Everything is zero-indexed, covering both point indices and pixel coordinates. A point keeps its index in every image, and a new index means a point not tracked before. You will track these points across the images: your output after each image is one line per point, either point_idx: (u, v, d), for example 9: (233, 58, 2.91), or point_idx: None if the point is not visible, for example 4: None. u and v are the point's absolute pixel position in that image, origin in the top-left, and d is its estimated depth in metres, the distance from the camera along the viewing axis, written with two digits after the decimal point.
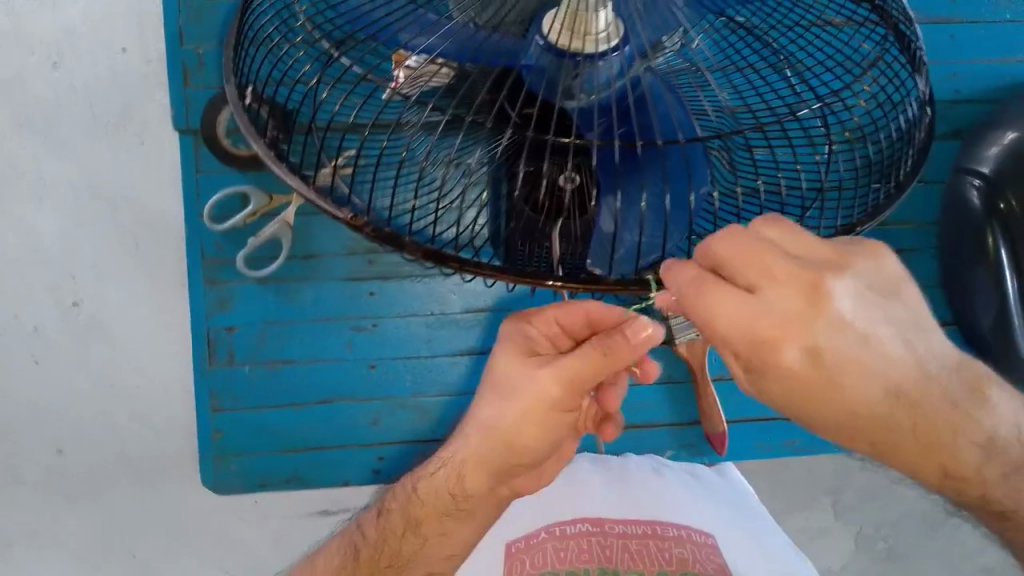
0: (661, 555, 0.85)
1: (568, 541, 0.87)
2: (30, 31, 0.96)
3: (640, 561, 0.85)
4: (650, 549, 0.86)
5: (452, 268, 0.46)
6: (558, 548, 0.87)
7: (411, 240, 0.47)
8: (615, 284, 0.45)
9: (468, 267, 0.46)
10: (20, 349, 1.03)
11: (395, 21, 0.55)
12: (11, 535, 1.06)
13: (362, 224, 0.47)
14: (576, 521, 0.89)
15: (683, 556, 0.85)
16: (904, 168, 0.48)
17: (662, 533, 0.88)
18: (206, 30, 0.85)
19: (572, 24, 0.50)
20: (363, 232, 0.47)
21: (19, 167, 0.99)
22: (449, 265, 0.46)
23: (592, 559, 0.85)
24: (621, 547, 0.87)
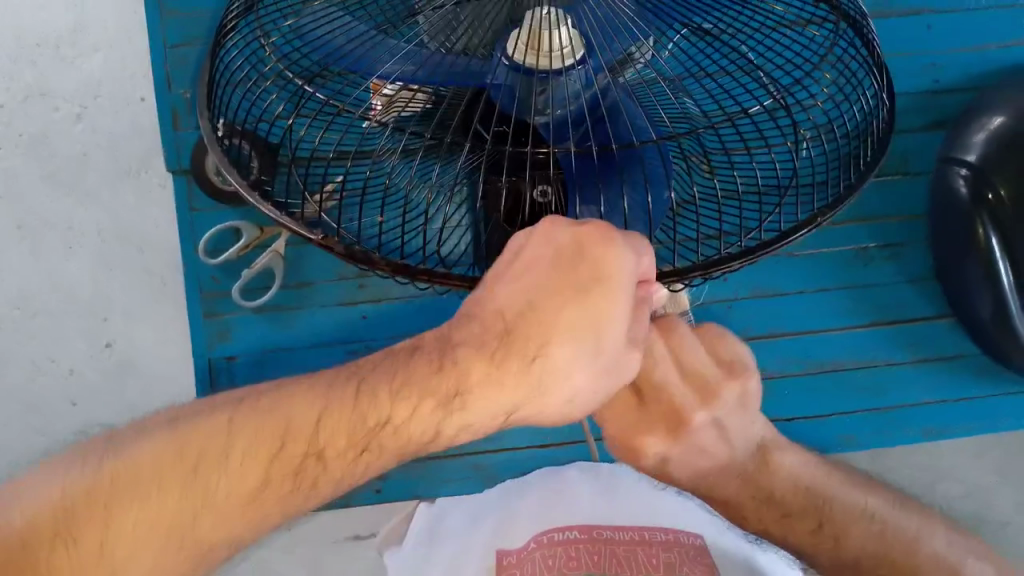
0: (649, 563, 0.86)
1: (556, 547, 0.89)
2: (55, 89, 1.01)
3: (628, 567, 0.86)
4: (636, 555, 0.87)
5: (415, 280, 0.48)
6: (546, 556, 0.88)
7: (380, 256, 0.50)
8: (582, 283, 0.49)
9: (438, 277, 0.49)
10: (58, 391, 1.08)
11: (356, 48, 0.57)
12: None
13: (333, 245, 0.50)
14: (562, 530, 0.91)
15: (670, 560, 0.86)
16: (867, 156, 0.50)
17: (650, 539, 0.89)
18: (189, 73, 0.88)
19: (535, 43, 0.52)
20: (334, 251, 0.50)
21: (52, 218, 1.04)
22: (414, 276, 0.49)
23: (581, 566, 0.87)
24: (609, 553, 0.88)
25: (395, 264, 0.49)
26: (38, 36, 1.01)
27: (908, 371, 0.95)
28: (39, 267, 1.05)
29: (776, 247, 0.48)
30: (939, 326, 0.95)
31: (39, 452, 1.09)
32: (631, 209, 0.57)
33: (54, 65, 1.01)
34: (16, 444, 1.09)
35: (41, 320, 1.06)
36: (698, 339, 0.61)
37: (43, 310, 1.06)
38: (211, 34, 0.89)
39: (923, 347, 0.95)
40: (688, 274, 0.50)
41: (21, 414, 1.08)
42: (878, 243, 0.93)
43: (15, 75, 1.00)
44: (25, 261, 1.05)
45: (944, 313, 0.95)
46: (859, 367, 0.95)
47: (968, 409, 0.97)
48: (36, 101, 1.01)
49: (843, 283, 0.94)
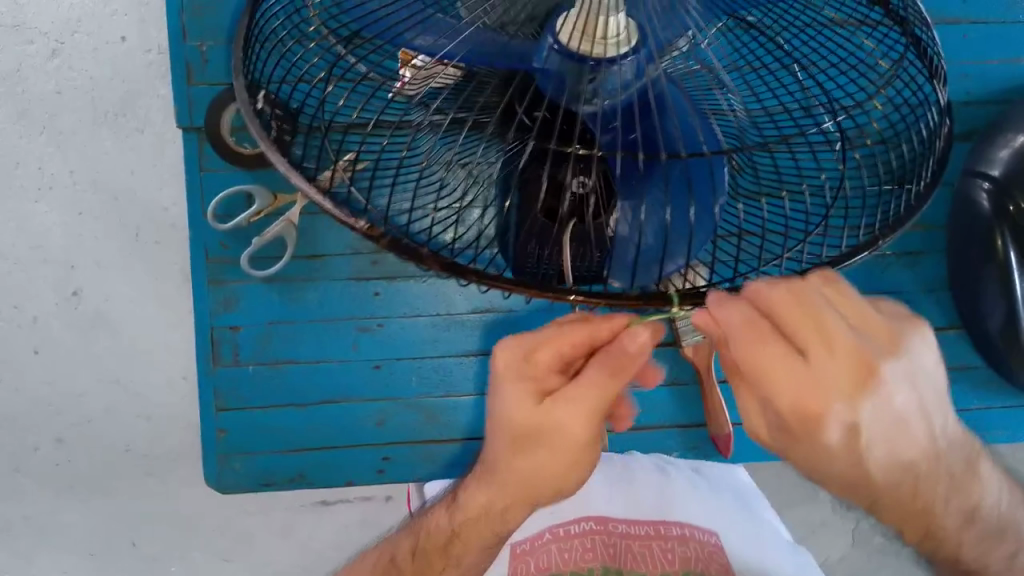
0: (666, 557, 0.91)
1: (571, 540, 0.92)
2: (29, 19, 0.93)
3: (647, 564, 0.90)
4: (653, 551, 0.91)
5: (472, 280, 0.44)
6: (561, 549, 0.91)
7: (429, 251, 0.45)
8: (642, 299, 0.44)
9: (488, 279, 0.44)
10: (19, 338, 1.03)
11: (403, 24, 0.54)
12: (12, 525, 1.08)
13: (378, 235, 0.45)
14: (579, 520, 0.93)
15: (687, 555, 0.91)
16: (923, 178, 0.46)
17: (664, 534, 0.93)
18: (208, 26, 0.83)
19: (590, 29, 0.50)
20: (380, 242, 0.45)
21: (17, 157, 0.96)
22: (466, 277, 0.44)
23: (595, 558, 0.91)
24: (625, 548, 0.92)
25: (447, 262, 0.44)
26: None
27: None
28: (6, 206, 0.98)
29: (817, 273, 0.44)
30: (952, 337, 0.96)
31: None
32: (673, 214, 0.52)
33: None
34: None
35: (6, 265, 1.00)
36: (826, 301, 0.48)
37: (8, 256, 1.00)
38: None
39: (933, 357, 0.96)
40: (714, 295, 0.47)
41: None
42: (896, 252, 0.93)
43: None
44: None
45: (954, 324, 0.96)
46: None
47: (967, 421, 0.98)
48: (10, 31, 0.93)
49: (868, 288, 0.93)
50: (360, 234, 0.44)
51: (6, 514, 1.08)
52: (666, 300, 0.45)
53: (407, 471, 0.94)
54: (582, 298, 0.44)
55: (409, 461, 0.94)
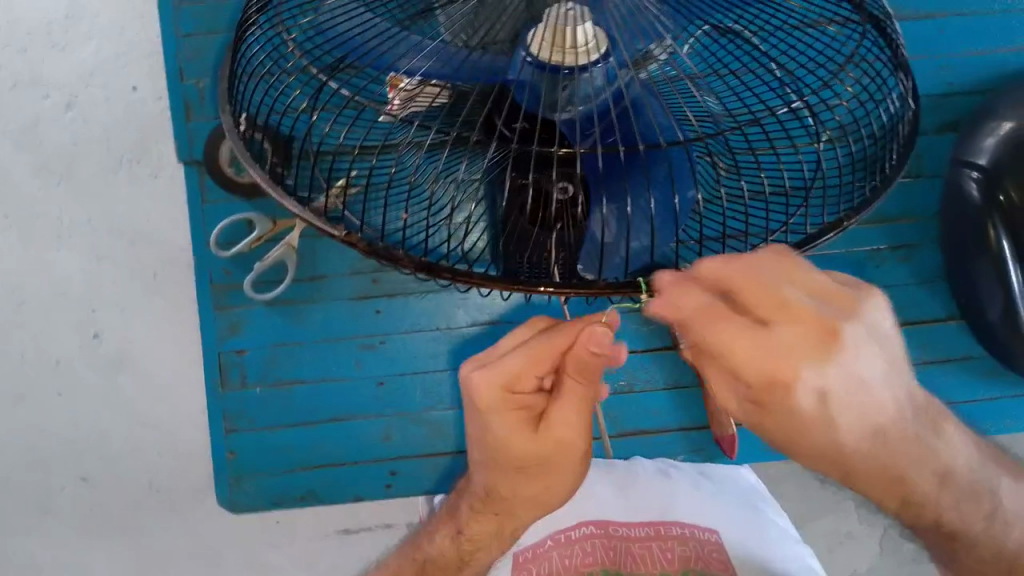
0: (665, 557, 0.87)
1: (574, 547, 0.88)
2: (45, 77, 1.00)
3: (646, 565, 0.86)
4: (653, 552, 0.87)
5: (445, 278, 0.46)
6: (563, 555, 0.87)
7: (404, 253, 0.47)
8: (608, 287, 0.46)
9: (462, 274, 0.45)
10: (46, 382, 1.06)
11: (378, 45, 0.57)
12: (42, 567, 1.09)
13: (356, 241, 0.47)
14: (580, 525, 0.90)
15: (687, 555, 0.87)
16: (890, 161, 0.48)
17: (665, 534, 0.89)
18: (205, 64, 0.87)
19: (559, 40, 0.51)
20: (357, 247, 0.47)
21: (38, 209, 1.02)
22: (441, 275, 0.46)
23: (596, 562, 0.87)
24: (625, 550, 0.88)
25: (421, 263, 0.47)
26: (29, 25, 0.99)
27: (922, 370, 0.96)
28: (26, 255, 1.03)
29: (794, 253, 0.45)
30: (949, 328, 0.96)
31: (27, 444, 1.07)
32: (658, 202, 0.53)
33: (48, 53, 0.99)
34: (4, 436, 1.07)
35: (30, 311, 1.05)
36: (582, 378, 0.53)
37: (32, 302, 1.04)
38: (230, 26, 0.87)
39: (932, 348, 0.96)
40: None
41: (10, 406, 1.06)
42: (890, 245, 0.94)
43: (6, 64, 0.99)
44: (13, 250, 1.03)
45: (954, 314, 0.96)
46: None
47: (978, 411, 0.97)
48: (27, 88, 1.00)
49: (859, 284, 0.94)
50: (338, 240, 0.46)
51: (38, 557, 1.09)
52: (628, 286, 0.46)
53: (416, 485, 0.93)
54: (551, 292, 0.46)
55: (417, 475, 0.93)
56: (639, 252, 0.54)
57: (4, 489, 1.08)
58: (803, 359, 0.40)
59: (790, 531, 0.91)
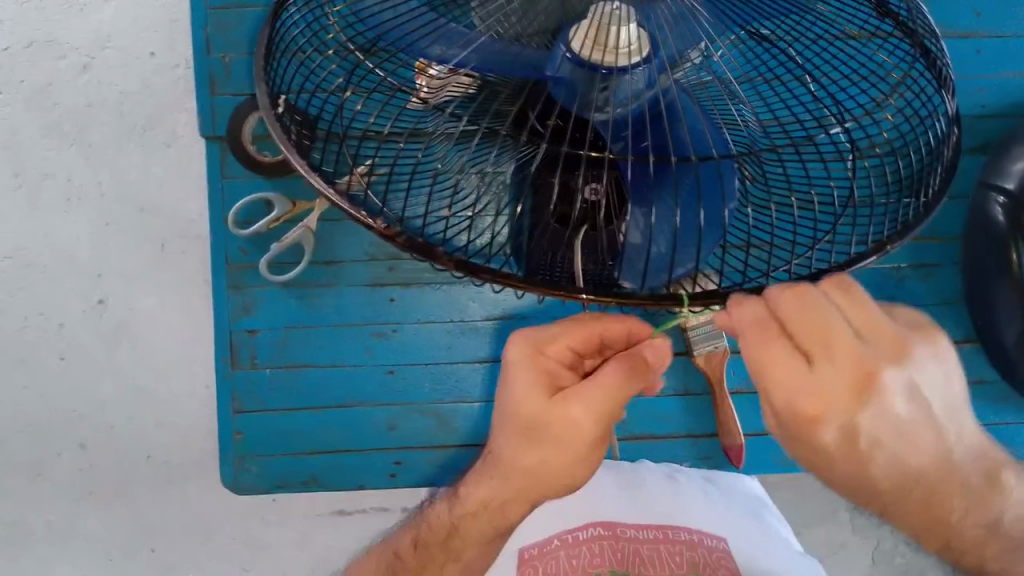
0: (672, 561, 0.84)
1: (580, 546, 0.87)
2: (62, 38, 1.00)
3: (653, 566, 0.83)
4: (660, 554, 0.85)
5: (485, 278, 0.44)
6: (570, 554, 0.86)
7: (443, 250, 0.45)
8: (651, 298, 0.41)
9: (501, 276, 0.43)
10: (46, 345, 1.06)
11: (423, 36, 0.55)
12: (34, 530, 1.09)
13: (393, 234, 0.46)
14: (586, 526, 0.89)
15: (695, 561, 0.83)
16: (931, 186, 0.46)
17: (673, 538, 0.87)
18: (237, 37, 0.86)
19: (602, 40, 0.50)
20: (394, 242, 0.46)
21: (48, 169, 1.02)
22: (479, 276, 0.44)
23: (604, 563, 0.84)
24: (632, 551, 0.85)
25: (459, 260, 0.45)
26: None
27: None
28: (32, 215, 1.03)
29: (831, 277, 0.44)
30: (964, 351, 0.96)
31: (24, 406, 1.07)
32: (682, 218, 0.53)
33: (66, 14, 1.00)
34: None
35: (35, 273, 1.04)
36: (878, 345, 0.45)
37: (39, 264, 1.04)
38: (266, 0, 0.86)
39: None
40: (753, 294, 0.45)
41: (9, 367, 1.06)
42: (911, 264, 0.93)
43: (24, 20, 1.00)
44: (18, 208, 1.03)
45: (969, 337, 0.95)
46: None
47: (987, 436, 0.96)
48: (43, 48, 1.00)
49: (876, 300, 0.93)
50: (375, 232, 0.45)
51: (29, 520, 1.09)
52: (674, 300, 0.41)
53: (420, 477, 0.92)
54: (590, 297, 0.43)
55: (420, 467, 0.92)
56: (660, 262, 0.53)
57: (0, 449, 1.08)
58: (834, 405, 0.44)
59: (793, 541, 0.90)
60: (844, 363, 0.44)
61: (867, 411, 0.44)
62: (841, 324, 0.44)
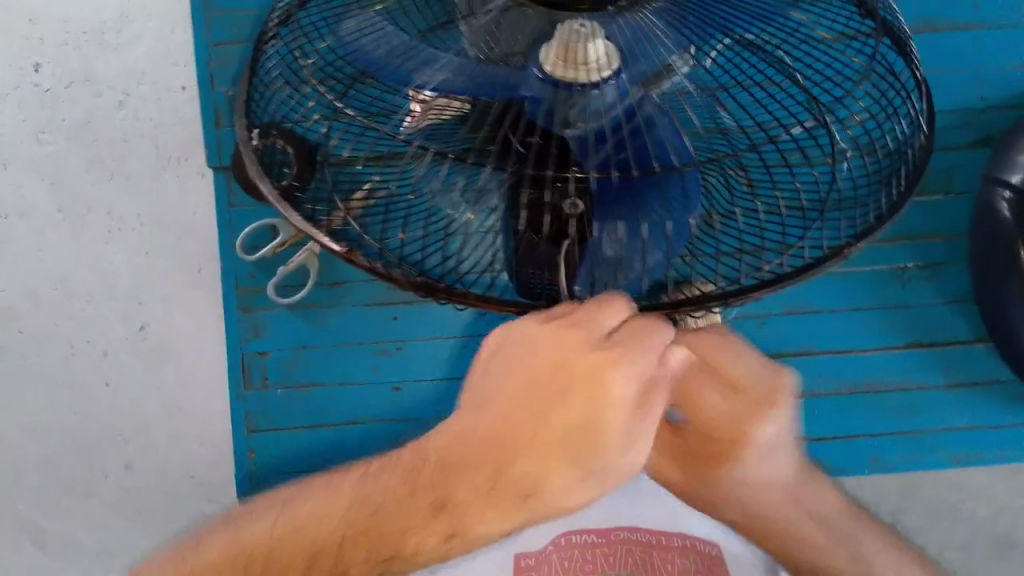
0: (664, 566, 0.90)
1: (570, 550, 0.92)
2: (100, 75, 1.00)
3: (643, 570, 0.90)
4: (651, 558, 0.91)
5: (440, 298, 0.48)
6: (562, 557, 0.91)
7: (402, 272, 0.50)
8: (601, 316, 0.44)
9: (454, 295, 0.48)
10: (92, 371, 1.10)
11: (400, 62, 0.56)
12: (86, 546, 1.16)
13: (356, 258, 0.49)
14: (577, 531, 0.94)
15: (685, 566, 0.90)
16: (900, 184, 0.47)
17: (666, 544, 0.93)
18: (236, 74, 0.91)
19: (569, 56, 0.52)
20: (357, 264, 0.49)
21: (89, 202, 1.05)
22: (435, 295, 0.48)
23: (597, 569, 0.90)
24: (622, 553, 0.92)
25: (418, 281, 0.49)
26: (82, 22, 0.98)
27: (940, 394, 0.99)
28: (76, 247, 1.06)
29: (799, 278, 0.45)
30: (975, 349, 0.97)
31: (72, 430, 1.12)
32: (653, 228, 0.55)
33: (99, 50, 0.99)
34: (51, 422, 1.11)
35: (79, 302, 1.08)
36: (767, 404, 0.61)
37: (83, 293, 1.08)
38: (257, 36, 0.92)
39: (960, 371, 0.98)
40: (708, 304, 0.48)
41: (57, 392, 1.10)
42: (915, 263, 0.95)
43: (61, 60, 0.99)
44: (64, 241, 1.06)
45: (982, 337, 0.97)
46: (893, 388, 0.99)
47: (996, 437, 1.01)
48: (80, 86, 1.00)
49: (879, 303, 0.96)
50: (338, 257, 0.49)
51: (84, 540, 1.15)
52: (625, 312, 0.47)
53: None
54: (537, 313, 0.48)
55: None
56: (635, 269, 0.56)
57: (51, 471, 1.13)
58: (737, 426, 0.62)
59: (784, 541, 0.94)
60: (722, 417, 0.62)
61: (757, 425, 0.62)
62: (741, 371, 0.60)
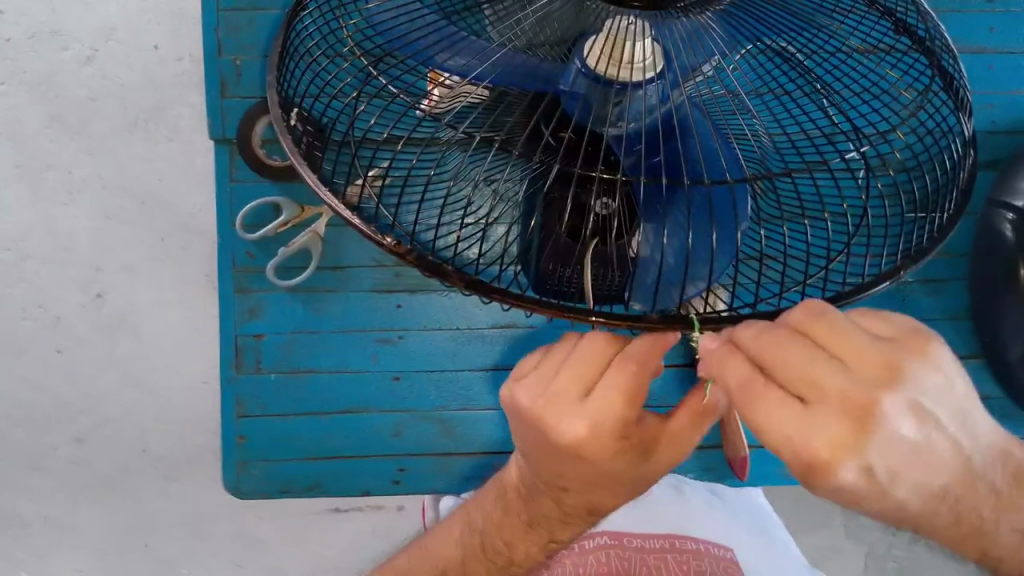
0: (680, 568, 0.89)
1: (587, 555, 0.89)
2: (67, 28, 1.00)
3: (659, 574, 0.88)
4: (667, 562, 0.90)
5: (496, 301, 0.43)
6: (576, 564, 0.88)
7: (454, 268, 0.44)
8: (662, 325, 0.43)
9: (512, 298, 0.42)
10: (45, 338, 1.05)
11: (429, 44, 0.54)
12: (29, 523, 1.08)
13: (404, 252, 0.45)
14: (593, 535, 0.91)
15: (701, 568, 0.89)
16: (947, 207, 0.46)
17: (680, 547, 0.91)
18: (243, 42, 0.85)
19: (616, 53, 0.50)
20: (405, 259, 0.44)
21: (51, 160, 1.02)
22: (489, 296, 0.43)
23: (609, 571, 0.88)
24: (639, 561, 0.90)
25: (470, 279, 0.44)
26: None
27: None
28: (34, 206, 1.03)
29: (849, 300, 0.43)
30: (970, 366, 0.95)
31: (20, 400, 1.06)
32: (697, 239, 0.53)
33: (69, 4, 1.00)
34: None
35: (34, 265, 1.03)
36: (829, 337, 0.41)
37: (37, 256, 1.03)
38: (285, 4, 0.85)
39: None
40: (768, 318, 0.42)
41: (9, 358, 1.05)
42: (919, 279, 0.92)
43: (26, 10, 0.99)
44: (21, 199, 1.02)
45: (973, 354, 0.95)
46: None
47: None
48: (46, 39, 1.00)
49: (885, 317, 0.93)
50: (385, 250, 0.44)
51: (24, 511, 1.08)
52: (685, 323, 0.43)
53: (424, 482, 0.93)
54: (603, 321, 0.43)
55: (426, 474, 0.93)
56: (670, 282, 0.53)
57: None
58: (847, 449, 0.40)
59: (794, 550, 0.95)
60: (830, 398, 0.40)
61: (875, 448, 0.40)
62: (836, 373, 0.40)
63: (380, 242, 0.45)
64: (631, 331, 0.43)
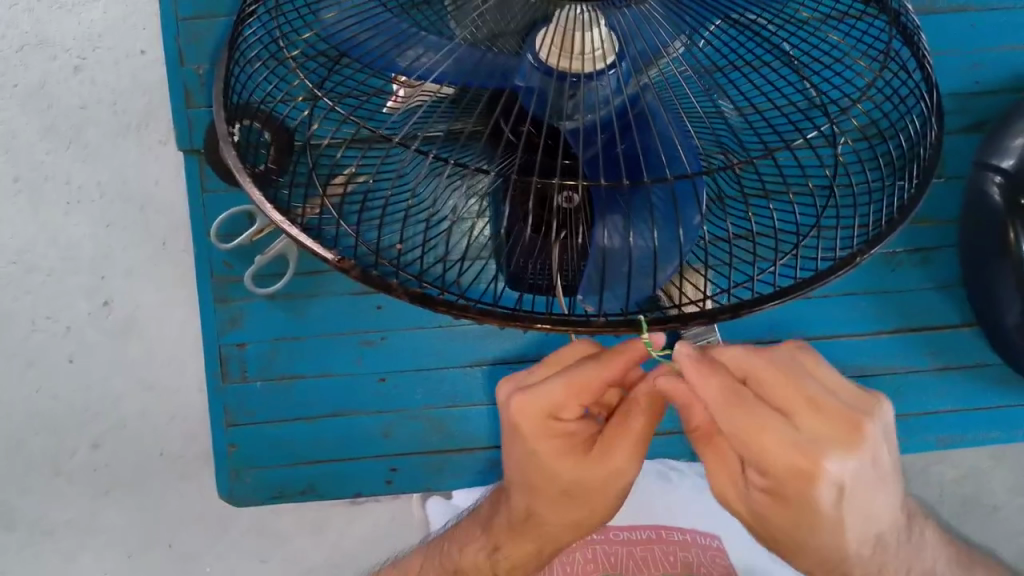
0: (666, 561, 0.93)
1: (574, 553, 0.93)
2: (55, 38, 1.01)
3: (645, 567, 0.92)
4: (655, 555, 0.93)
5: (440, 312, 0.44)
6: (564, 562, 0.92)
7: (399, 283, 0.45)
8: (608, 327, 0.44)
9: (454, 310, 0.44)
10: (55, 347, 1.06)
11: (384, 46, 0.52)
12: (54, 527, 1.08)
13: (349, 267, 0.45)
14: None
15: (688, 560, 0.93)
16: (911, 183, 0.46)
17: (667, 538, 0.95)
18: (205, 49, 0.85)
19: (567, 45, 0.48)
20: (350, 275, 0.45)
21: (48, 172, 1.02)
22: (437, 308, 0.44)
23: (596, 568, 0.92)
24: (626, 554, 0.93)
25: (414, 292, 0.45)
26: None
27: (928, 378, 0.94)
28: (36, 219, 1.03)
29: (809, 287, 0.43)
30: (964, 334, 0.94)
31: (34, 409, 1.07)
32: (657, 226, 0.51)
33: (55, 15, 1.01)
34: (14, 399, 1.07)
35: (38, 276, 1.04)
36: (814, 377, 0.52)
37: (41, 265, 1.04)
38: (232, 8, 0.85)
39: (945, 354, 0.94)
40: (717, 316, 0.44)
41: (21, 368, 1.06)
42: (907, 248, 0.92)
43: (14, 24, 1.01)
44: (23, 213, 1.03)
45: (969, 320, 0.94)
46: (878, 372, 0.93)
47: (984, 419, 0.95)
48: (34, 50, 1.01)
49: (871, 288, 0.92)
50: (331, 267, 0.44)
51: (50, 518, 1.08)
52: (634, 327, 0.44)
53: (417, 481, 0.93)
54: (547, 326, 0.44)
55: (418, 472, 0.93)
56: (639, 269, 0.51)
57: (16, 449, 1.07)
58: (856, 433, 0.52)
59: None
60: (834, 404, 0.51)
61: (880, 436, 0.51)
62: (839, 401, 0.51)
63: (326, 259, 0.45)
64: (578, 335, 0.44)
